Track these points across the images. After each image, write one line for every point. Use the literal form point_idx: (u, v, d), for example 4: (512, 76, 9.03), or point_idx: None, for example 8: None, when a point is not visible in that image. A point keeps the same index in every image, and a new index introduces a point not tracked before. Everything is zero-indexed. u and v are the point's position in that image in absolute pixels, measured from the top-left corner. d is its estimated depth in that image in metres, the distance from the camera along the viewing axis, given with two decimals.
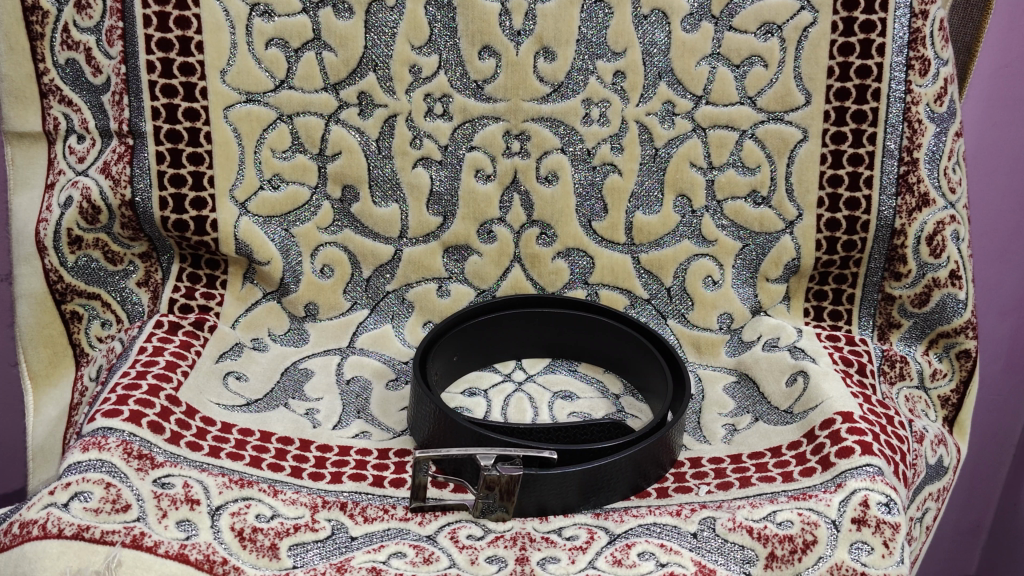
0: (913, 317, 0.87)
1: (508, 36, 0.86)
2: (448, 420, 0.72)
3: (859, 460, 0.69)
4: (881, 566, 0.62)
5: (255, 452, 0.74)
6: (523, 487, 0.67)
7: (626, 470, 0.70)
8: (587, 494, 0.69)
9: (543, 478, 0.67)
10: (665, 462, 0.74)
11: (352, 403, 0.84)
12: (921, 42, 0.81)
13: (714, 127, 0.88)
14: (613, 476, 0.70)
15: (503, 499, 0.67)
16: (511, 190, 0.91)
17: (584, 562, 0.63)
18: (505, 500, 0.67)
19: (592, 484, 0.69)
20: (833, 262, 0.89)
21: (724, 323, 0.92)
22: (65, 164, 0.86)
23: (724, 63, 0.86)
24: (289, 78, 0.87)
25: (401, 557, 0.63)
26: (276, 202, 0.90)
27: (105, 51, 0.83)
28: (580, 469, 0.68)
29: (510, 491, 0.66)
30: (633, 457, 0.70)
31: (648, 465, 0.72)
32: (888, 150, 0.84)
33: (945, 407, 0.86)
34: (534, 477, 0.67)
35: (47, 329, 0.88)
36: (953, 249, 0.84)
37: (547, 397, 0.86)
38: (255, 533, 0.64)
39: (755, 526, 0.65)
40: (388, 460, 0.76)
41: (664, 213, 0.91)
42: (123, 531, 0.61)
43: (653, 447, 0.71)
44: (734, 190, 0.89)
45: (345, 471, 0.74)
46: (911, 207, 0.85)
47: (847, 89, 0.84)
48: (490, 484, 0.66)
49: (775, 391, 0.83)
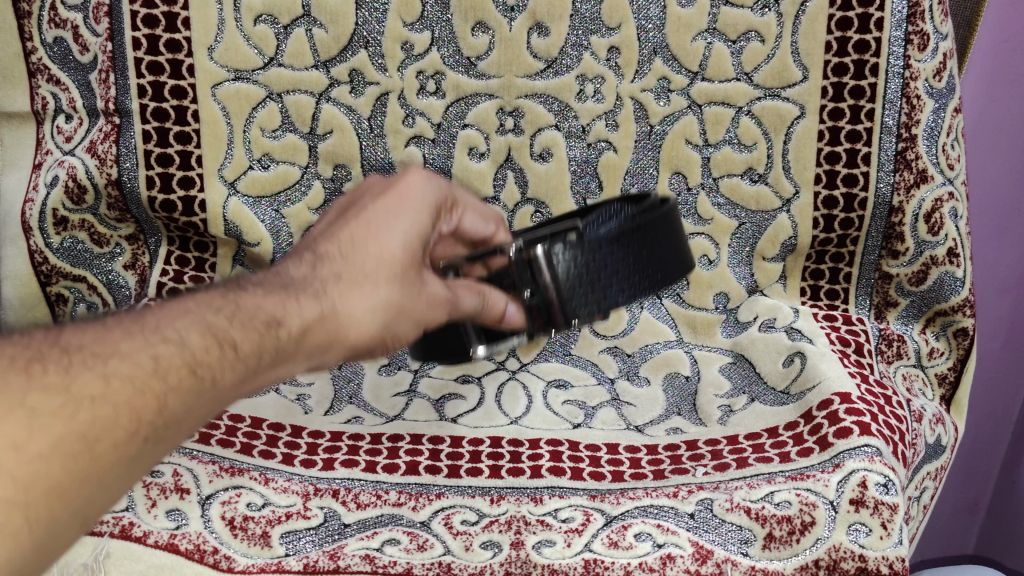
0: (910, 296, 0.87)
1: (501, 12, 0.84)
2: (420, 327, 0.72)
3: (857, 440, 0.68)
4: (880, 547, 0.62)
5: (230, 423, 0.75)
6: (581, 293, 0.64)
7: (653, 230, 0.67)
8: (650, 286, 0.67)
9: (591, 274, 0.63)
10: (678, 229, 0.72)
11: (345, 388, 0.83)
12: (921, 17, 0.80)
13: (710, 105, 0.86)
14: (646, 245, 0.66)
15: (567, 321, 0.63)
16: (505, 167, 0.89)
17: (580, 545, 0.63)
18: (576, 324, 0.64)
19: (637, 262, 0.66)
20: (831, 241, 0.88)
21: (721, 303, 0.90)
22: (53, 144, 0.86)
23: (720, 39, 0.84)
24: (278, 56, 0.84)
25: (395, 544, 0.64)
26: (266, 182, 0.88)
27: (92, 28, 0.82)
28: (608, 236, 0.63)
29: (570, 306, 0.63)
30: (648, 220, 0.67)
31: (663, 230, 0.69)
32: (885, 127, 0.83)
33: (943, 385, 0.86)
34: (586, 246, 0.62)
35: (34, 311, 0.88)
36: (951, 227, 0.83)
37: (540, 386, 0.84)
38: (245, 522, 0.64)
39: (753, 507, 0.65)
40: (480, 445, 0.75)
41: (659, 190, 0.89)
42: (111, 521, 0.63)
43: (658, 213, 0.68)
44: (731, 168, 0.88)
45: (502, 465, 0.72)
46: (909, 183, 0.84)
47: (845, 64, 0.83)
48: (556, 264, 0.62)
49: (772, 372, 0.82)
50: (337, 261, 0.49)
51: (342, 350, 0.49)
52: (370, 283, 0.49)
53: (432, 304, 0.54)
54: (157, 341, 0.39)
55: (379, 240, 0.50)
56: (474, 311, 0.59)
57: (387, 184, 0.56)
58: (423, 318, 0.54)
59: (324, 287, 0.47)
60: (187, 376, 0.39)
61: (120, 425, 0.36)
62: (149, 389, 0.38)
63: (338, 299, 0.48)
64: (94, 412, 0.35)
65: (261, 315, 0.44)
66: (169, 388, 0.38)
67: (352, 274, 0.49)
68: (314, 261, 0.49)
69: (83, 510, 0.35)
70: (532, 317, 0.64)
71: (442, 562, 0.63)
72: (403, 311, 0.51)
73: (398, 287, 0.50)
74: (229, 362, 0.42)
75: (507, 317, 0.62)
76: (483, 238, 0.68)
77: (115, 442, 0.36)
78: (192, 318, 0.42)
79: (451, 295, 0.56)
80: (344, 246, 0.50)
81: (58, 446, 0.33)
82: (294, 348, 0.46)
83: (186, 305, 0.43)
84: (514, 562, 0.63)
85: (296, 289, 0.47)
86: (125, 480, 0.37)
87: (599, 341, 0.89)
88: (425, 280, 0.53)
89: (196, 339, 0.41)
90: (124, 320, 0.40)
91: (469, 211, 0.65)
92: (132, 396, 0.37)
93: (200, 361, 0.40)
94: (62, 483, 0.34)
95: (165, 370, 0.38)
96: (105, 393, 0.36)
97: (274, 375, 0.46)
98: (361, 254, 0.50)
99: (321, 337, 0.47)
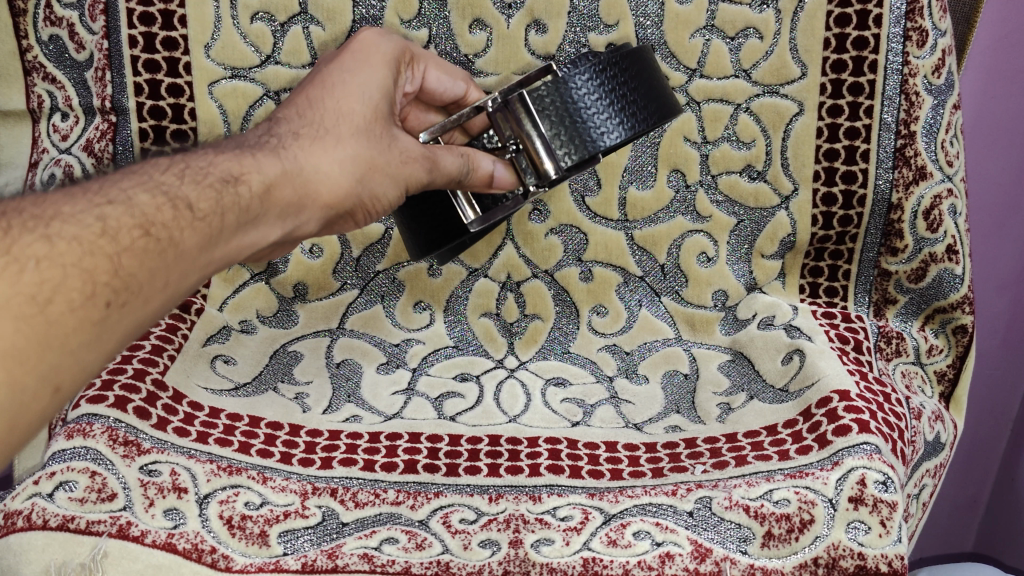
0: (909, 293, 0.87)
1: (498, 9, 0.84)
2: (413, 221, 0.76)
3: (857, 438, 0.68)
4: (879, 545, 0.62)
5: (229, 420, 0.75)
6: (571, 134, 0.69)
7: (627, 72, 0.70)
8: (630, 124, 0.70)
9: (569, 111, 0.69)
10: (655, 62, 0.74)
11: (342, 387, 0.82)
12: (920, 13, 0.80)
13: (708, 101, 0.86)
14: (615, 81, 0.70)
15: (558, 168, 0.70)
16: None
17: (579, 544, 0.63)
18: (568, 168, 0.70)
19: (609, 101, 0.69)
20: (830, 238, 0.88)
21: (718, 300, 0.89)
22: (49, 143, 0.85)
23: (718, 35, 0.84)
24: (275, 54, 0.84)
25: (393, 543, 0.64)
26: None
27: (88, 26, 0.82)
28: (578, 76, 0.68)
29: (556, 155, 0.70)
30: (608, 62, 0.69)
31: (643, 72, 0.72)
32: (885, 123, 0.83)
33: (942, 382, 0.86)
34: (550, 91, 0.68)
35: None
36: (951, 223, 0.83)
37: (539, 384, 0.84)
38: (244, 521, 0.64)
39: (752, 505, 0.65)
40: (478, 443, 0.75)
41: (658, 188, 0.88)
42: (110, 521, 0.62)
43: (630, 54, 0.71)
44: (729, 165, 0.87)
45: (501, 463, 0.72)
46: (908, 180, 0.84)
47: (844, 61, 0.83)
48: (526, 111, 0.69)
49: (770, 369, 0.82)
50: (296, 121, 0.56)
51: (319, 208, 0.55)
52: (333, 137, 0.56)
53: (406, 161, 0.60)
54: (103, 205, 0.44)
55: (335, 98, 0.57)
56: (458, 170, 0.65)
57: (344, 48, 0.63)
58: (400, 172, 0.60)
59: (282, 144, 0.54)
60: (141, 236, 0.44)
61: (71, 284, 0.41)
62: (99, 251, 0.42)
63: (299, 154, 0.54)
64: (41, 272, 0.40)
65: (215, 174, 0.50)
66: (121, 249, 0.43)
67: (313, 133, 0.55)
68: (271, 126, 0.56)
69: (49, 371, 0.40)
70: (518, 169, 0.72)
71: (440, 561, 0.62)
72: (374, 165, 0.57)
73: (364, 139, 0.57)
74: (187, 223, 0.47)
75: (496, 178, 0.69)
76: (454, 97, 0.74)
77: (70, 302, 0.40)
78: (140, 178, 0.47)
79: (427, 152, 0.62)
80: (302, 108, 0.57)
81: (8, 305, 0.38)
82: (260, 208, 0.51)
83: (132, 169, 0.48)
84: (512, 560, 0.62)
85: (258, 148, 0.53)
86: (93, 345, 0.42)
87: (599, 339, 0.89)
88: (394, 135, 0.59)
89: (146, 198, 0.46)
90: (69, 188, 0.45)
91: (429, 66, 0.71)
92: (81, 257, 0.42)
93: (153, 221, 0.45)
94: (19, 348, 0.38)
95: (113, 233, 0.43)
96: (51, 254, 0.40)
97: (247, 241, 0.52)
98: (315, 113, 0.57)
99: (293, 196, 0.53)
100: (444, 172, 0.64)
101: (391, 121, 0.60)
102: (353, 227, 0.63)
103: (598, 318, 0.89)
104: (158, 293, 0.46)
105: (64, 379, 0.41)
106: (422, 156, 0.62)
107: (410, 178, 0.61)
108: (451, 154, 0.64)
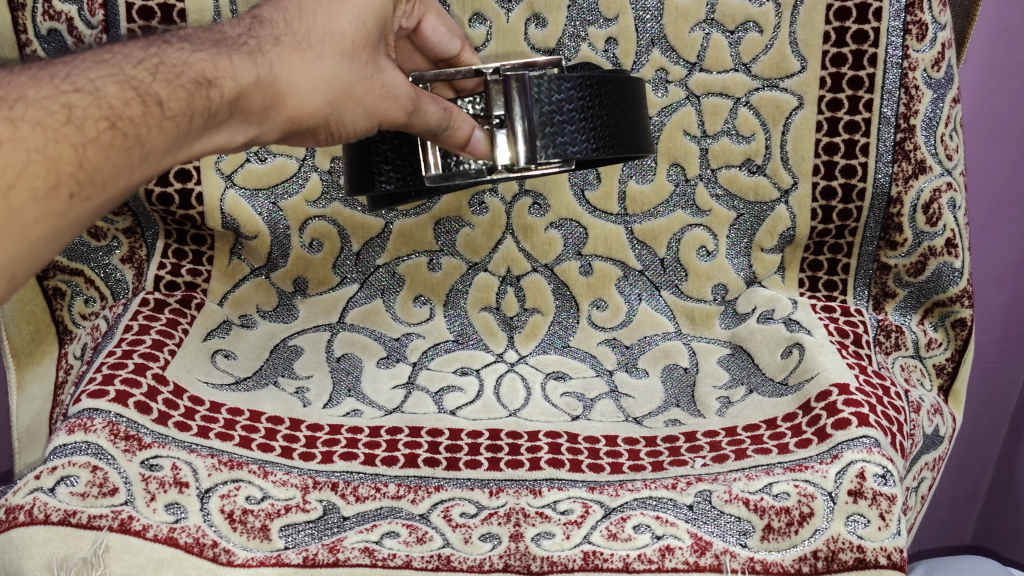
0: (908, 287, 0.87)
1: (498, 3, 0.84)
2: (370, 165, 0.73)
3: (856, 431, 0.69)
4: (878, 538, 0.62)
5: (229, 416, 0.75)
6: (556, 131, 0.69)
7: (619, 96, 0.72)
8: (608, 142, 0.72)
9: (561, 111, 0.68)
10: (642, 99, 0.76)
11: (342, 380, 0.83)
12: (919, 7, 0.80)
13: (708, 96, 0.86)
14: (607, 103, 0.71)
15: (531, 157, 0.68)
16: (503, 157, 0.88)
17: (579, 537, 0.64)
18: (541, 163, 0.69)
19: (599, 118, 0.71)
20: (829, 232, 0.88)
21: (718, 294, 0.89)
22: None
23: (718, 29, 0.84)
24: None
25: (393, 537, 0.64)
26: (263, 174, 0.87)
27: (86, 20, 0.82)
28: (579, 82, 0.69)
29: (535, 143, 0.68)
30: (613, 83, 0.71)
31: (631, 101, 0.74)
32: (885, 117, 0.83)
33: (941, 376, 0.86)
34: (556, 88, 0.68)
35: (30, 306, 0.87)
36: (950, 217, 0.84)
37: (539, 378, 0.84)
38: (244, 515, 0.65)
39: (751, 498, 0.65)
40: (479, 437, 0.75)
41: (658, 181, 0.88)
42: (111, 515, 0.62)
43: (625, 83, 0.73)
44: (729, 159, 0.87)
45: (502, 457, 0.72)
46: (907, 174, 0.84)
47: (844, 54, 0.83)
48: (527, 97, 0.67)
49: (769, 363, 0.82)
50: (278, 26, 0.52)
51: (282, 120, 0.53)
52: (314, 53, 0.52)
53: (384, 98, 0.57)
54: (69, 92, 0.42)
55: (328, 13, 0.53)
56: (437, 123, 0.62)
57: None
58: (376, 107, 0.57)
59: (260, 47, 0.51)
60: (107, 129, 0.43)
61: (35, 172, 0.40)
62: (63, 140, 0.41)
63: (276, 62, 0.51)
64: (2, 156, 0.39)
65: (189, 75, 0.47)
66: (85, 140, 0.42)
67: (296, 41, 0.52)
68: (253, 24, 0.52)
69: (6, 260, 0.40)
70: (493, 143, 0.68)
71: (441, 554, 0.62)
72: (347, 95, 0.55)
73: (345, 63, 0.54)
74: (154, 120, 0.45)
75: (473, 142, 0.66)
76: (448, 54, 0.73)
77: (33, 190, 0.40)
78: (112, 71, 0.45)
79: (414, 96, 0.59)
80: (289, 13, 0.53)
81: None
82: (228, 111, 0.49)
83: (104, 57, 0.46)
84: (513, 554, 0.63)
85: (233, 48, 0.50)
86: (54, 238, 0.42)
87: (598, 334, 0.89)
88: (381, 68, 0.56)
89: (114, 91, 0.44)
90: (36, 70, 0.43)
91: (428, 13, 0.70)
92: (45, 144, 0.41)
93: (120, 115, 0.43)
94: None
95: (79, 121, 0.42)
96: (13, 138, 0.40)
97: (206, 143, 0.50)
98: (302, 27, 0.53)
99: (259, 101, 0.51)
100: (423, 120, 0.61)
101: (381, 51, 0.57)
102: (311, 147, 0.60)
103: (598, 313, 0.89)
104: (119, 187, 0.45)
105: (20, 269, 0.41)
106: (406, 100, 0.59)
107: (384, 116, 0.58)
108: (436, 105, 0.61)
